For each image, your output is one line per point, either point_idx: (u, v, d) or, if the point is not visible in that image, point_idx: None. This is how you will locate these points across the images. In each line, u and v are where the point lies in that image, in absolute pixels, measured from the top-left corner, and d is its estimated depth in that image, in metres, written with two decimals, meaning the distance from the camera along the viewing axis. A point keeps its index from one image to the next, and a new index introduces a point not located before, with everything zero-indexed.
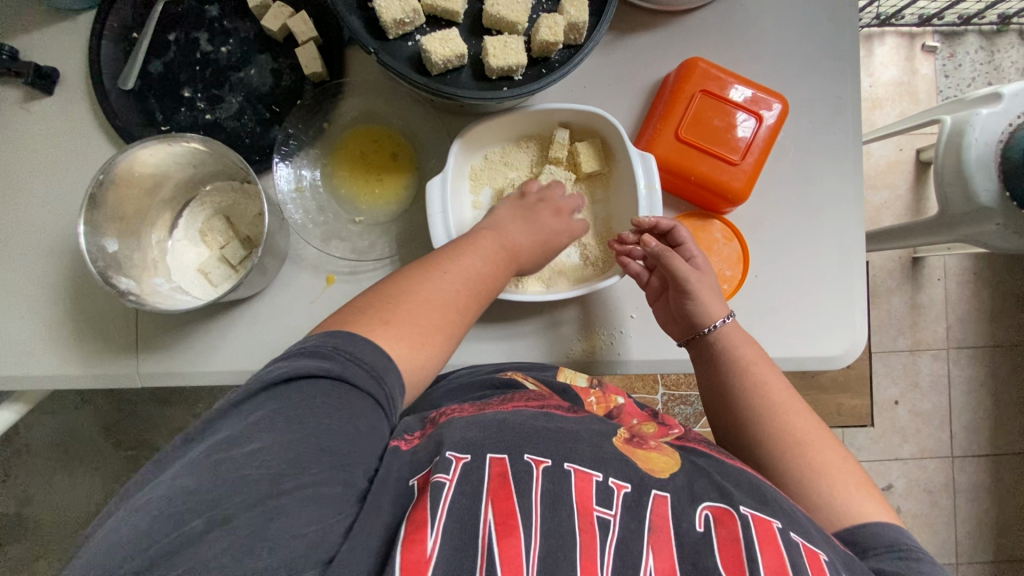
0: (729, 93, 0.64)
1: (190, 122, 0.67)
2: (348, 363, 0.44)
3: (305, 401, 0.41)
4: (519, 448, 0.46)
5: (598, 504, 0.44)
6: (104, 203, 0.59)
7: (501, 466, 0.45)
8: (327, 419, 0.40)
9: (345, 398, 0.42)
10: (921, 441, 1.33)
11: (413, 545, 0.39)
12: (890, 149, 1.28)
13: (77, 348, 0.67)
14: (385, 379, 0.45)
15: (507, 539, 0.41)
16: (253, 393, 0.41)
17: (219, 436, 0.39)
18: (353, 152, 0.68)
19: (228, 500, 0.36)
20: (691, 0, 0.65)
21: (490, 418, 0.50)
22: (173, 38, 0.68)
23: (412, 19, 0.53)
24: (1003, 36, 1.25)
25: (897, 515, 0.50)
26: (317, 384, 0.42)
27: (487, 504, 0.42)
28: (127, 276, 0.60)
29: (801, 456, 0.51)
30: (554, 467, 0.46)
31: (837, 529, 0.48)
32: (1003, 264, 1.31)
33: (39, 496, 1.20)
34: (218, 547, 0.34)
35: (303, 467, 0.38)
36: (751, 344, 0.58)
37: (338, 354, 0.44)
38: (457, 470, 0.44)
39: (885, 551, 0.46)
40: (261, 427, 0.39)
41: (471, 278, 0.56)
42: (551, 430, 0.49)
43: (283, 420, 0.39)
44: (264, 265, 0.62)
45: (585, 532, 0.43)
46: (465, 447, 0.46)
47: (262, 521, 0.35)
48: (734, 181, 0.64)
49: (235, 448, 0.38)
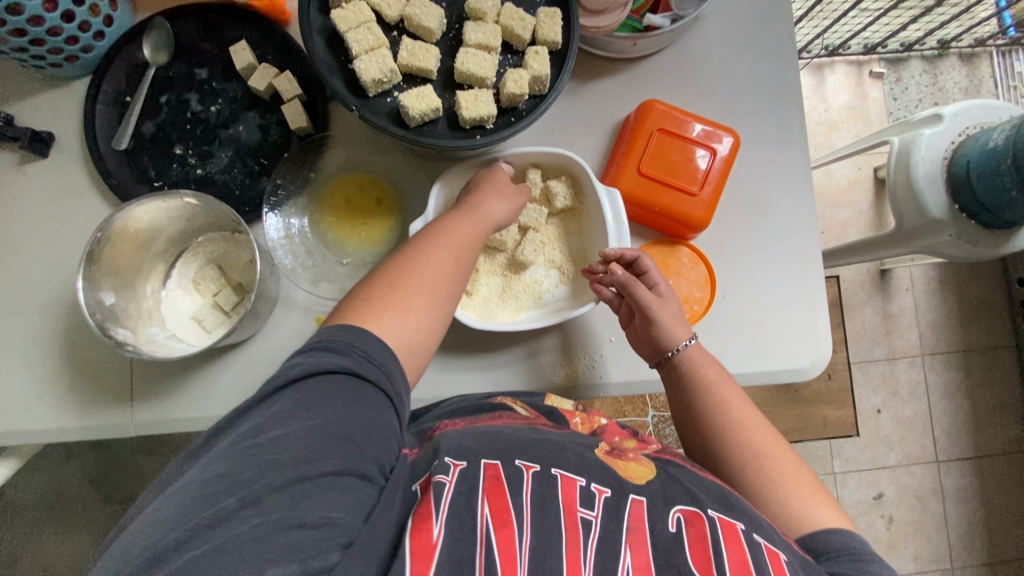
0: (684, 129, 0.70)
1: (183, 177, 0.71)
2: (362, 359, 0.48)
3: (322, 394, 0.45)
4: (509, 453, 0.49)
5: (582, 505, 0.47)
6: (101, 258, 0.61)
7: (494, 469, 0.47)
8: (343, 410, 0.44)
9: (363, 395, 0.46)
10: (906, 448, 1.37)
11: (420, 532, 0.42)
12: (849, 169, 1.36)
13: (72, 399, 0.69)
14: (394, 377, 0.50)
15: (503, 529, 0.44)
16: (277, 390, 0.45)
17: (248, 426, 0.43)
18: (338, 199, 0.72)
19: (257, 482, 0.39)
20: (645, 48, 0.71)
21: (483, 429, 0.52)
22: (165, 100, 0.72)
23: (389, 77, 0.58)
24: (943, 60, 1.36)
25: (853, 524, 0.53)
26: (334, 378, 0.46)
27: (483, 499, 0.45)
28: (124, 326, 0.63)
29: (761, 469, 0.55)
30: (542, 472, 0.48)
31: (794, 536, 0.51)
32: (966, 271, 1.38)
33: (28, 556, 1.18)
34: (250, 524, 0.37)
35: (326, 456, 0.42)
36: (713, 364, 0.62)
37: (352, 351, 0.48)
38: (456, 473, 0.46)
39: (839, 554, 0.48)
40: (281, 418, 0.43)
41: (456, 248, 0.58)
42: (537, 440, 0.52)
43: (304, 409, 0.44)
44: (257, 310, 0.65)
45: (570, 530, 0.45)
46: (462, 454, 0.48)
47: (286, 503, 0.39)
48: (695, 210, 0.69)
49: (259, 435, 0.42)
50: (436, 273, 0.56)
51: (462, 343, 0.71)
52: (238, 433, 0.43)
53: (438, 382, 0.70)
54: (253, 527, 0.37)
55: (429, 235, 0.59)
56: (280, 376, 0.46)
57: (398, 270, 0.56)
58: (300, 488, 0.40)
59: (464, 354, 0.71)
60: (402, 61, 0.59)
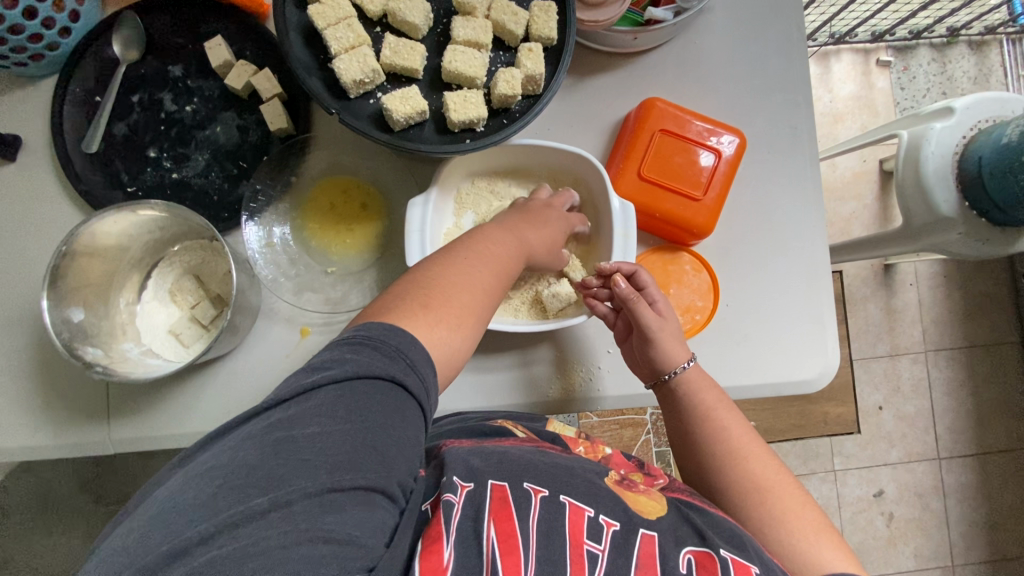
0: (687, 130, 0.66)
1: (157, 182, 0.67)
2: (408, 369, 0.44)
3: (367, 398, 0.40)
4: (519, 476, 0.47)
5: (589, 538, 0.45)
6: (67, 274, 0.58)
7: (501, 491, 0.46)
8: (383, 421, 0.40)
9: (403, 408, 0.42)
10: (908, 445, 1.35)
11: (430, 555, 0.40)
12: (854, 161, 1.31)
13: (45, 415, 0.66)
14: (431, 392, 0.45)
15: (509, 556, 0.42)
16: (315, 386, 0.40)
17: (264, 423, 0.38)
18: (322, 205, 0.68)
19: (289, 482, 0.35)
20: (645, 42, 0.67)
21: (491, 449, 0.51)
22: (137, 99, 0.68)
23: (371, 78, 0.54)
24: (953, 48, 1.31)
25: (863, 566, 0.49)
26: (379, 384, 0.41)
27: (489, 523, 0.43)
28: (94, 344, 0.60)
29: (762, 502, 0.52)
30: (551, 497, 0.47)
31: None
32: (972, 266, 1.35)
33: (17, 559, 1.16)
34: (278, 529, 0.34)
35: (359, 467, 0.38)
36: (712, 387, 0.59)
37: (400, 356, 0.44)
38: (463, 494, 0.44)
39: None
40: (321, 413, 0.39)
41: (492, 263, 0.56)
42: (547, 463, 0.50)
43: (342, 410, 0.39)
44: (235, 324, 0.62)
45: (574, 564, 0.44)
46: (469, 475, 0.46)
47: (317, 512, 0.35)
48: (698, 216, 0.66)
49: (296, 429, 0.38)
50: (477, 289, 0.53)
51: None
52: (246, 433, 0.38)
53: None
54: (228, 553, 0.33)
55: (462, 247, 0.56)
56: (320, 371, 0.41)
57: (445, 277, 0.52)
58: (332, 500, 0.36)
59: None
60: (385, 60, 0.55)
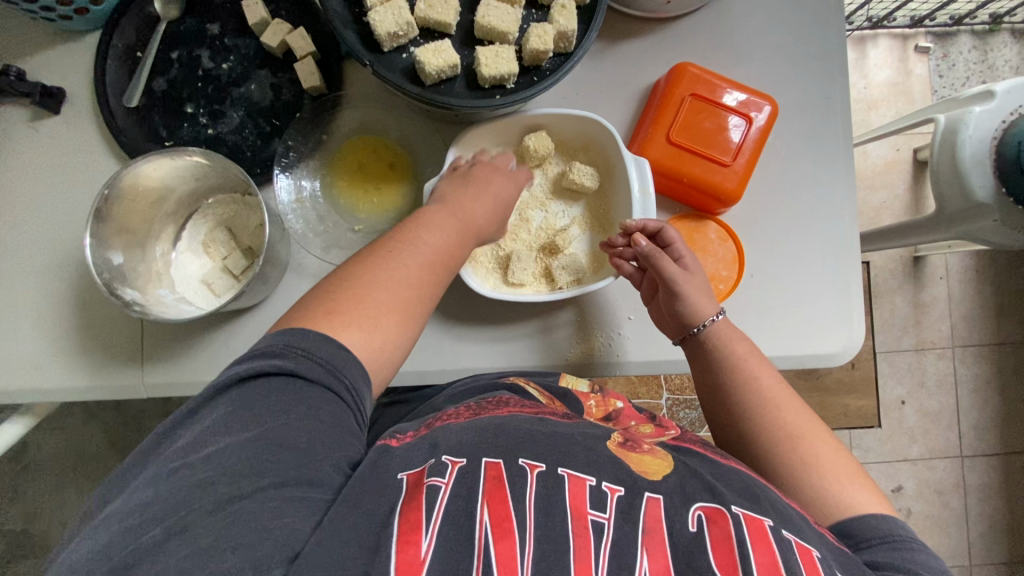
0: (719, 96, 0.65)
1: (193, 138, 0.69)
2: (303, 358, 0.45)
3: (258, 400, 0.42)
4: (514, 452, 0.47)
5: (592, 508, 0.44)
6: (110, 217, 0.60)
7: (495, 470, 0.46)
8: (283, 417, 0.42)
9: (302, 395, 0.43)
10: (930, 442, 1.32)
11: (408, 547, 0.40)
12: (887, 149, 1.28)
13: (83, 360, 0.68)
14: (345, 372, 0.46)
15: (503, 542, 0.42)
16: (211, 399, 0.43)
17: (180, 443, 0.41)
18: (351, 163, 0.70)
19: (188, 506, 0.37)
20: (680, 6, 0.66)
21: (487, 422, 0.51)
22: (176, 56, 0.70)
23: (405, 31, 0.54)
24: (996, 35, 1.26)
25: (892, 505, 0.51)
26: (271, 381, 0.43)
27: (483, 506, 0.43)
28: (132, 287, 0.62)
29: (794, 450, 0.52)
30: (548, 472, 0.46)
31: (830, 522, 0.49)
32: (1006, 261, 1.31)
33: (48, 512, 1.21)
34: (180, 554, 0.36)
35: (263, 470, 0.39)
36: (742, 340, 0.59)
37: (290, 351, 0.45)
38: (452, 474, 0.45)
39: (880, 541, 0.47)
40: (217, 432, 0.41)
41: (423, 253, 0.55)
42: (545, 434, 0.50)
43: (237, 422, 0.41)
44: (265, 275, 0.63)
45: (579, 536, 0.43)
46: (461, 451, 0.47)
47: (218, 526, 0.36)
48: (727, 182, 0.65)
49: (192, 454, 0.40)
50: (404, 283, 0.53)
51: (475, 316, 0.68)
52: (172, 450, 0.41)
53: (449, 355, 0.68)
54: (182, 558, 0.35)
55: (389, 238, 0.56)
56: (214, 385, 0.44)
57: (364, 280, 0.52)
58: (237, 508, 0.37)
59: (476, 326, 0.68)
60: (419, 14, 0.55)
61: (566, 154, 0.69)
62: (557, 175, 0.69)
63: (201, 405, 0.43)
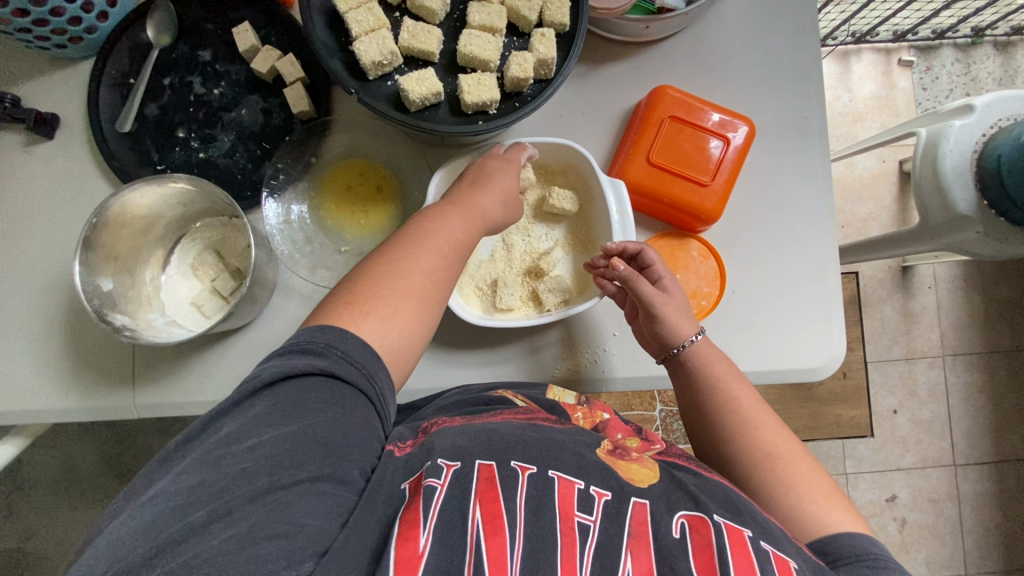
0: (699, 118, 0.67)
1: (185, 161, 0.70)
2: (341, 360, 0.46)
3: (300, 397, 0.44)
4: (506, 455, 0.48)
5: (580, 510, 0.45)
6: (98, 245, 0.62)
7: (489, 470, 0.46)
8: (322, 415, 0.43)
9: (340, 395, 0.45)
10: (923, 450, 1.33)
11: (406, 542, 0.41)
12: (873, 161, 1.30)
13: (75, 381, 0.69)
14: (376, 376, 0.48)
15: (494, 537, 0.42)
16: (250, 395, 0.44)
17: (224, 433, 0.42)
18: (339, 185, 0.71)
19: (231, 492, 0.39)
20: (659, 31, 0.68)
21: (479, 428, 0.51)
22: (168, 82, 0.71)
23: (389, 60, 0.56)
24: (977, 48, 1.29)
25: (868, 525, 0.51)
26: (312, 379, 0.45)
27: (475, 503, 0.44)
28: (122, 312, 0.63)
29: (772, 469, 0.53)
30: (539, 474, 0.47)
31: (807, 540, 0.50)
32: (993, 270, 1.32)
33: (42, 529, 1.21)
34: (221, 537, 0.36)
35: (301, 463, 0.41)
36: (721, 360, 0.60)
37: (331, 351, 0.46)
38: (447, 475, 0.45)
39: (856, 561, 0.47)
40: (259, 423, 0.42)
41: (447, 245, 0.56)
42: (537, 438, 0.51)
43: (278, 416, 0.42)
44: (254, 295, 0.64)
45: (567, 535, 0.43)
46: (456, 454, 0.47)
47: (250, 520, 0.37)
48: (707, 202, 0.67)
49: (235, 444, 0.41)
50: (426, 276, 0.55)
51: (461, 333, 0.69)
52: (213, 442, 0.41)
53: (437, 373, 0.69)
54: (225, 539, 0.36)
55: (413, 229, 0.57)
56: (256, 378, 0.45)
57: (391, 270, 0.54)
58: (278, 497, 0.39)
59: (464, 344, 0.69)
60: (403, 43, 0.57)
61: (548, 177, 0.70)
62: (541, 198, 0.71)
63: (245, 397, 0.44)
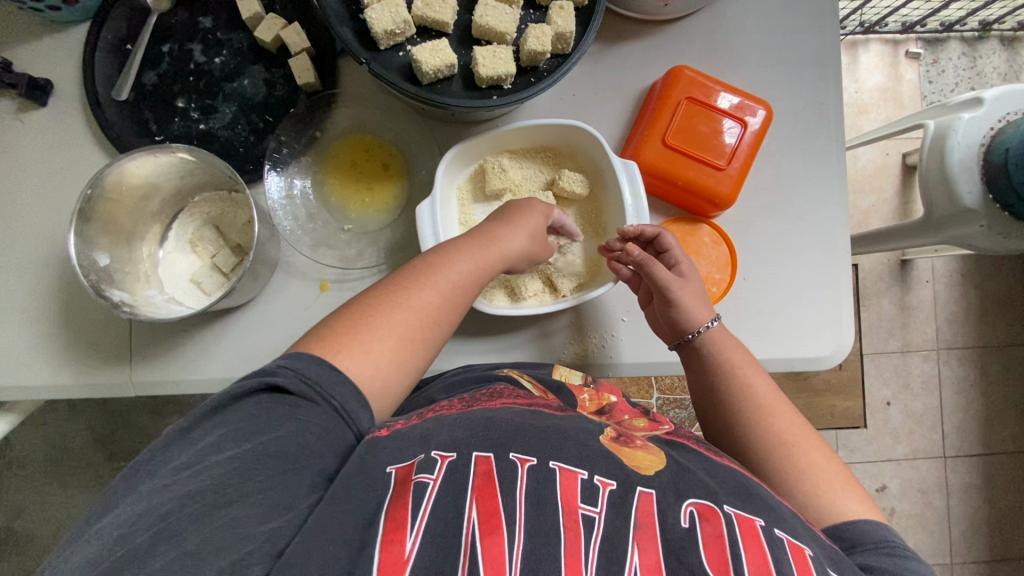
0: (716, 100, 0.66)
1: (185, 132, 0.68)
2: (296, 377, 0.45)
3: (251, 418, 0.42)
4: (506, 446, 0.47)
5: (583, 502, 0.44)
6: (94, 217, 0.60)
7: (486, 463, 0.45)
8: (272, 432, 0.42)
9: (294, 412, 0.44)
10: (914, 442, 1.34)
11: (391, 546, 0.40)
12: (877, 153, 1.29)
13: (69, 357, 0.67)
14: (335, 391, 0.47)
15: (490, 537, 0.41)
16: (201, 420, 0.42)
17: (164, 461, 0.40)
18: (344, 161, 0.69)
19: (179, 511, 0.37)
20: (677, 9, 0.66)
21: (477, 415, 0.50)
22: (167, 49, 0.68)
23: (402, 29, 0.54)
24: (984, 42, 1.28)
25: (881, 512, 0.51)
26: (259, 400, 0.43)
27: (472, 502, 0.43)
28: (120, 288, 0.61)
29: (788, 455, 0.53)
30: (540, 466, 0.46)
31: (825, 526, 0.49)
32: (991, 266, 1.33)
33: (31, 508, 1.19)
34: (165, 558, 0.36)
35: (250, 477, 0.40)
36: (736, 345, 0.59)
37: (286, 372, 0.45)
38: (441, 469, 0.45)
39: (873, 547, 0.47)
40: (208, 450, 0.40)
41: (448, 287, 0.56)
42: (538, 428, 0.49)
43: (230, 439, 0.41)
44: (256, 272, 0.63)
45: (570, 530, 0.42)
46: (451, 446, 0.47)
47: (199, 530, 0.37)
48: (722, 186, 0.66)
49: (181, 471, 0.39)
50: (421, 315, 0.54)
51: (467, 316, 0.68)
52: (149, 469, 0.40)
53: (441, 355, 0.68)
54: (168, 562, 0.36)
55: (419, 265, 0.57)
56: (204, 408, 0.43)
57: (385, 301, 0.53)
58: (226, 513, 0.38)
59: (469, 327, 0.68)
60: (416, 12, 0.55)
61: (557, 159, 0.69)
62: (550, 180, 0.69)
63: (194, 425, 0.42)
